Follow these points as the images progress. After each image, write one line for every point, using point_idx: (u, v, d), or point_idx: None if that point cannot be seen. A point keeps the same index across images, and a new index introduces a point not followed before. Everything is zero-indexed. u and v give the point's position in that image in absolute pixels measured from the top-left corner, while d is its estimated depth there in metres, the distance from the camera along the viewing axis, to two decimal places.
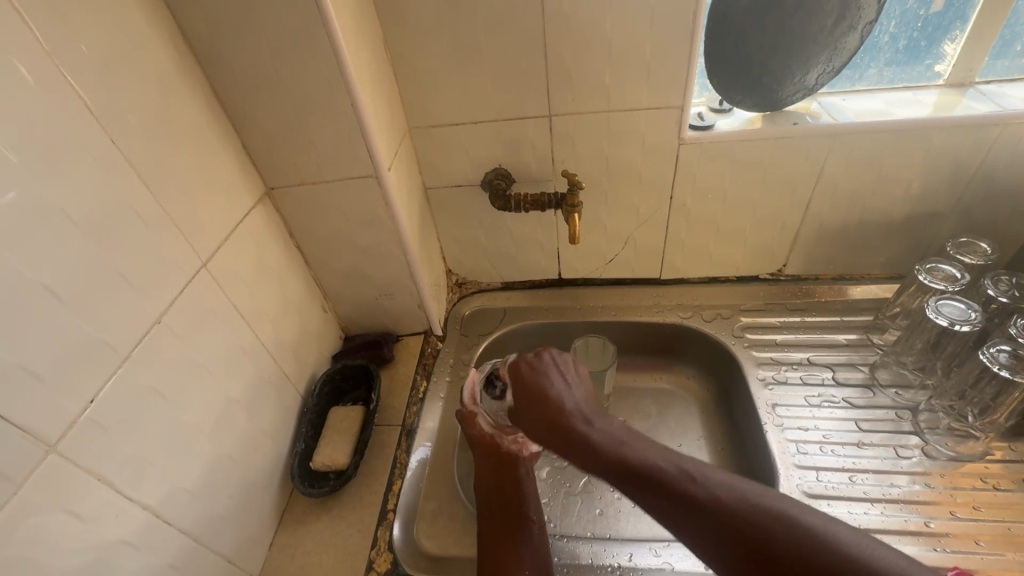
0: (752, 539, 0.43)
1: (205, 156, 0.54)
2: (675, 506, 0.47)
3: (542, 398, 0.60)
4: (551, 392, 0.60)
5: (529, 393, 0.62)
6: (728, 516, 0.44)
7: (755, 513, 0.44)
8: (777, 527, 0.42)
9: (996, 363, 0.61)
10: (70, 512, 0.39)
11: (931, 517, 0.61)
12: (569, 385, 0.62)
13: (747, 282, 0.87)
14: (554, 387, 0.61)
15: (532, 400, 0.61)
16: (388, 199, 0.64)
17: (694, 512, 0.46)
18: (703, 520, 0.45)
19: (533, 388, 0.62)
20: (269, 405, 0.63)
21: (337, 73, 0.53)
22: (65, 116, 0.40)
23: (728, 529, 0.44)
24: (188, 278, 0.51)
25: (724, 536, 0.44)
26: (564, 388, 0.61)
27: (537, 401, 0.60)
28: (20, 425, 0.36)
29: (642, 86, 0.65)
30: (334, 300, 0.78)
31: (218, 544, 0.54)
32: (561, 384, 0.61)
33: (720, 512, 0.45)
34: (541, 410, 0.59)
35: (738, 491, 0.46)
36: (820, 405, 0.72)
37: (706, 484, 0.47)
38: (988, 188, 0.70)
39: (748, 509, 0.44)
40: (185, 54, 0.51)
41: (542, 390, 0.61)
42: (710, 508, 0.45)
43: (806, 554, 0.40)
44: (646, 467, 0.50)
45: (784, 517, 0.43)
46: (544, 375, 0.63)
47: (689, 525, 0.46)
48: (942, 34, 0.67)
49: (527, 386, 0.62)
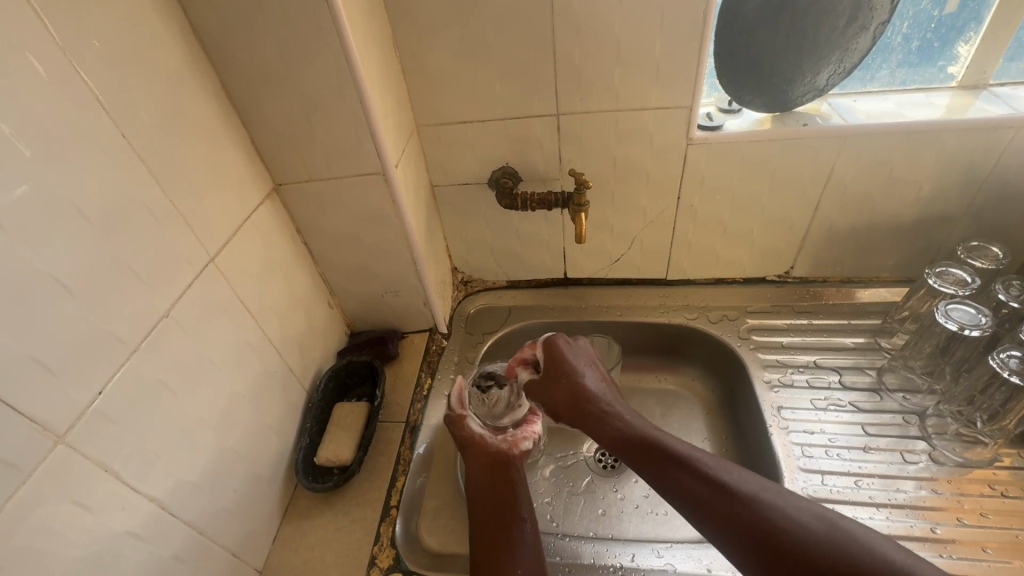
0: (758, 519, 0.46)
1: (215, 151, 0.54)
2: (700, 490, 0.50)
3: (572, 377, 0.65)
4: (582, 375, 0.65)
5: (561, 371, 0.66)
6: (750, 501, 0.47)
7: (778, 505, 0.46)
8: (800, 518, 0.45)
9: (1006, 368, 0.60)
10: (78, 502, 0.40)
11: (937, 522, 0.60)
12: (597, 372, 0.67)
13: (754, 284, 0.87)
14: (584, 371, 0.66)
15: (564, 377, 0.65)
16: (394, 196, 0.65)
17: (721, 499, 0.48)
18: (725, 502, 0.48)
19: (564, 369, 0.66)
20: (275, 399, 0.63)
21: (347, 72, 0.54)
22: (77, 110, 0.40)
23: (752, 515, 0.46)
24: (197, 272, 0.51)
25: (742, 519, 0.46)
26: (593, 374, 0.66)
27: (568, 380, 0.65)
28: (30, 415, 0.36)
29: (651, 86, 0.65)
30: (340, 296, 0.78)
31: (222, 537, 0.54)
32: (591, 371, 0.66)
33: (734, 495, 0.48)
34: (570, 391, 0.64)
35: (757, 481, 0.49)
36: (826, 409, 0.72)
37: (735, 475, 0.50)
38: (1000, 192, 0.69)
39: (773, 500, 0.47)
40: (197, 51, 0.52)
41: (574, 371, 0.65)
42: (733, 493, 0.48)
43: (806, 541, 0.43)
44: (671, 451, 0.53)
45: (810, 514, 0.45)
46: (577, 359, 0.67)
47: (710, 507, 0.48)
48: (957, 34, 0.66)
49: (558, 363, 0.66)
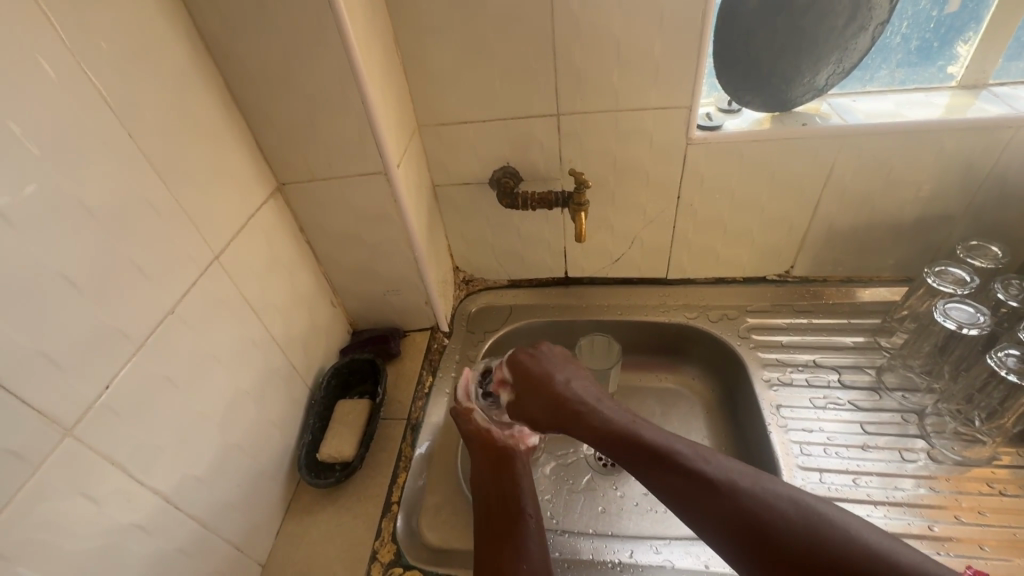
0: (751, 517, 0.43)
1: (219, 150, 0.55)
2: (680, 486, 0.47)
3: (548, 386, 0.62)
4: (555, 380, 0.62)
5: (533, 382, 0.63)
6: (731, 493, 0.45)
7: (758, 496, 0.44)
8: (782, 508, 0.43)
9: (1004, 367, 0.61)
10: (84, 495, 0.40)
11: (935, 520, 0.60)
12: (570, 372, 0.64)
13: (754, 284, 0.87)
14: (556, 374, 0.63)
15: (537, 388, 0.62)
16: (396, 195, 0.65)
17: (701, 492, 0.46)
18: (706, 496, 0.46)
19: (536, 378, 0.63)
20: (278, 396, 0.64)
21: (349, 73, 0.54)
22: (84, 110, 0.41)
23: (733, 509, 0.44)
24: (201, 270, 0.52)
25: (728, 515, 0.44)
26: (566, 375, 0.63)
27: (541, 390, 0.62)
28: (37, 408, 0.37)
29: (651, 86, 0.65)
30: (342, 294, 0.79)
31: (226, 531, 0.55)
32: (563, 373, 0.63)
33: (713, 488, 0.46)
34: (545, 399, 0.61)
35: (733, 467, 0.48)
36: (825, 407, 0.72)
37: (711, 464, 0.48)
38: (1000, 192, 0.69)
39: (751, 489, 0.45)
40: (201, 52, 0.53)
41: (546, 380, 0.62)
42: (713, 486, 0.46)
43: (812, 546, 0.41)
44: (648, 445, 0.51)
45: (791, 505, 0.43)
46: (547, 365, 0.64)
47: (693, 502, 0.47)
48: (956, 35, 0.66)
49: (529, 377, 0.64)
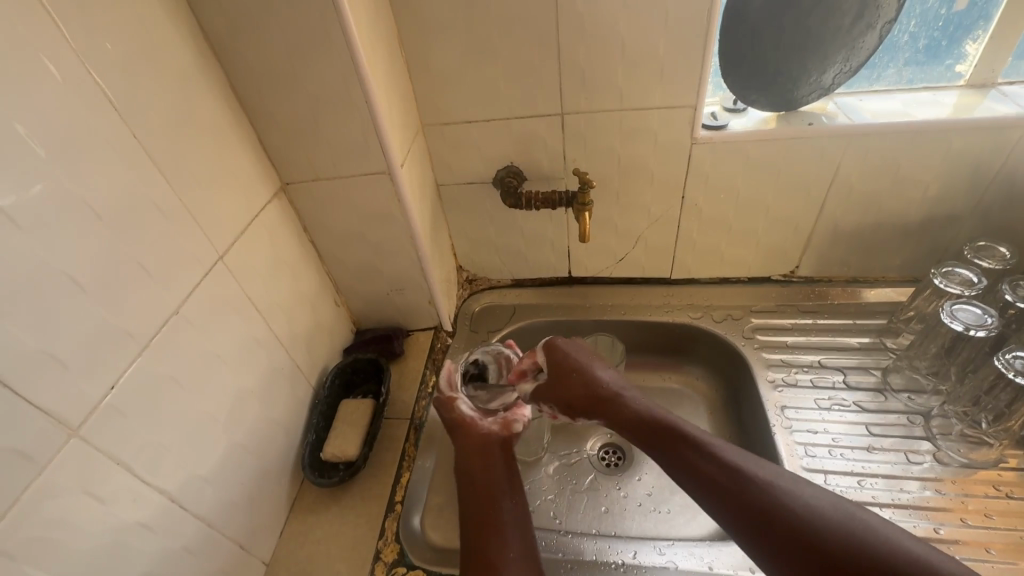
0: (786, 510, 0.46)
1: (224, 150, 0.55)
2: (717, 475, 0.50)
3: (589, 374, 0.65)
4: (597, 372, 0.65)
5: (574, 369, 0.65)
6: (769, 489, 0.48)
7: (796, 497, 0.47)
8: (824, 509, 0.46)
9: (1012, 369, 0.60)
10: (90, 493, 0.41)
11: (941, 523, 0.60)
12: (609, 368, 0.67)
13: (758, 284, 0.87)
14: (597, 368, 0.66)
15: (579, 375, 0.65)
16: (400, 195, 0.65)
17: (739, 483, 0.49)
18: (741, 486, 0.49)
19: (579, 365, 0.66)
20: (282, 395, 0.64)
21: (352, 72, 0.54)
22: (89, 111, 0.41)
23: (768, 501, 0.47)
24: (206, 270, 0.52)
25: (760, 504, 0.47)
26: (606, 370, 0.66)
27: (582, 376, 0.65)
28: (43, 408, 0.37)
29: (655, 86, 0.65)
30: (346, 294, 0.79)
31: (230, 530, 0.56)
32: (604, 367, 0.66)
33: (750, 481, 0.49)
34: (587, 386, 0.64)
35: (771, 470, 0.50)
36: (830, 409, 0.72)
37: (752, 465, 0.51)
38: (1008, 192, 0.69)
39: (793, 491, 0.48)
40: (205, 51, 0.53)
41: (589, 370, 0.65)
42: (749, 480, 0.49)
43: (848, 537, 0.43)
44: (689, 439, 0.54)
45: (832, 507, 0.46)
46: (590, 357, 0.67)
47: (726, 490, 0.49)
48: (964, 33, 0.65)
49: (569, 360, 0.66)
